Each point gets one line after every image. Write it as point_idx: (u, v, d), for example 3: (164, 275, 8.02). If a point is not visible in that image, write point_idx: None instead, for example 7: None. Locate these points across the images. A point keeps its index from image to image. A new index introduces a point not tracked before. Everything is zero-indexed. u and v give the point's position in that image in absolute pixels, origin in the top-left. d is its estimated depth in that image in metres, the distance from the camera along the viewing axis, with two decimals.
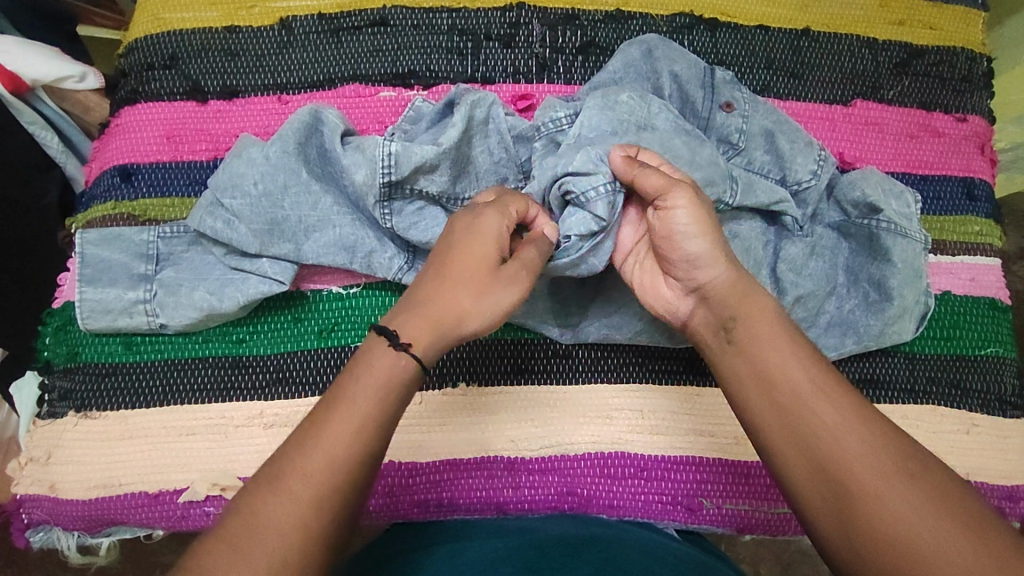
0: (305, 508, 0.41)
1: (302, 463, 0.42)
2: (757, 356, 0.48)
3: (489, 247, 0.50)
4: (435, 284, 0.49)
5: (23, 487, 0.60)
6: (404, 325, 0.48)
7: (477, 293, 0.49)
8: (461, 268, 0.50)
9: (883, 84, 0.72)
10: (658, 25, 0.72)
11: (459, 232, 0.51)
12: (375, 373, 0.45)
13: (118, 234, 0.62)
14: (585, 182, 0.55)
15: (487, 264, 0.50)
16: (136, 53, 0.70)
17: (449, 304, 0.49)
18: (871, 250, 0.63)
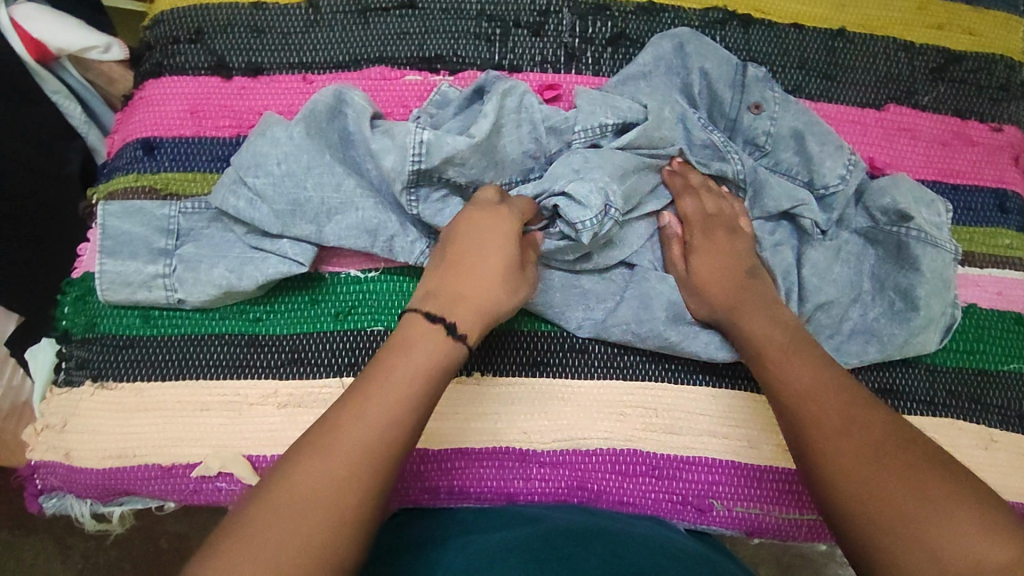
0: (358, 467, 0.42)
1: (352, 425, 0.43)
2: (793, 370, 0.52)
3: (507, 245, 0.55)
4: (466, 274, 0.53)
5: (38, 453, 0.61)
6: (454, 311, 0.51)
7: (501, 287, 0.54)
8: (488, 263, 0.54)
9: (918, 89, 0.71)
10: (691, 18, 0.71)
11: (479, 228, 0.55)
12: (419, 350, 0.48)
13: (140, 207, 0.62)
14: (578, 211, 0.57)
15: (508, 260, 0.55)
16: (163, 26, 0.70)
17: (481, 297, 0.53)
18: (898, 258, 0.62)
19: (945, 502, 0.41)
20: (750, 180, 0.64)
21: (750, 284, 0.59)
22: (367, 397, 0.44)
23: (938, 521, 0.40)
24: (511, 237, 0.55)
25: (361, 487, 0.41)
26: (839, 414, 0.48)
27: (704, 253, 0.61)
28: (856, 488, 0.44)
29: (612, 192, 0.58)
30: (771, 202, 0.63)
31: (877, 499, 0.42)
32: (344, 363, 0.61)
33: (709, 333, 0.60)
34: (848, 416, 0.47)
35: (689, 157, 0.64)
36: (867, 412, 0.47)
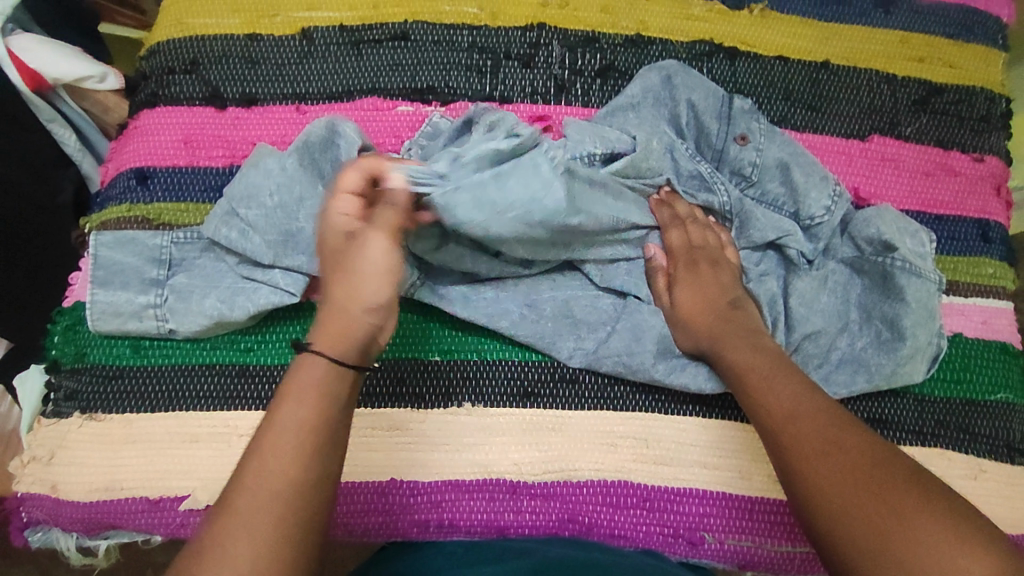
0: (264, 526, 0.40)
1: (251, 485, 0.41)
2: (776, 393, 0.52)
3: (318, 235, 0.53)
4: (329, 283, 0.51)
5: (24, 485, 0.60)
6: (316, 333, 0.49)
7: (349, 271, 0.51)
8: (333, 263, 0.52)
9: (901, 120, 0.72)
10: (678, 51, 0.73)
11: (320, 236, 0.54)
12: (305, 384, 0.46)
13: (132, 238, 0.62)
14: (579, 148, 0.63)
15: (336, 250, 0.52)
16: (158, 57, 0.71)
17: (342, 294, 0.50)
18: (884, 288, 0.63)
19: (935, 523, 0.40)
20: (735, 212, 0.65)
21: (734, 314, 0.59)
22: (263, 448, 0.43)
23: (931, 544, 0.39)
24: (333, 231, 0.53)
25: (271, 543, 0.40)
26: (821, 438, 0.47)
27: (691, 285, 0.61)
28: (846, 515, 0.43)
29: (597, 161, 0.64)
30: (757, 233, 0.64)
31: (869, 528, 0.42)
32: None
33: (697, 365, 0.61)
34: (831, 440, 0.47)
35: (677, 187, 0.65)
36: (848, 434, 0.47)
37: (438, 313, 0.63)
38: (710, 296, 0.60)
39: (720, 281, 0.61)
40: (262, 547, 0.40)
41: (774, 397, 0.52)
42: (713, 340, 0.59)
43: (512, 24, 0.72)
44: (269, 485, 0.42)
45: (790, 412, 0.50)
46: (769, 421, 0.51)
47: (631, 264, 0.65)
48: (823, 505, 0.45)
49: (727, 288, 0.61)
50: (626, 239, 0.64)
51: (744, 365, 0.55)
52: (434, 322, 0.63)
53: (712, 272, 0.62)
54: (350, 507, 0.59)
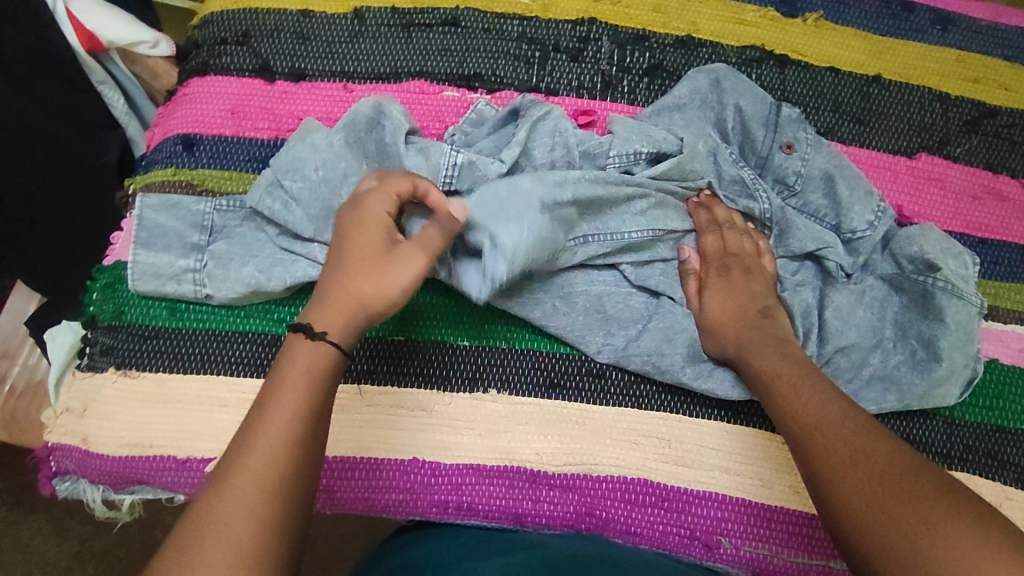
0: (256, 500, 0.42)
1: (243, 462, 0.43)
2: (802, 400, 0.52)
3: (376, 234, 0.52)
4: (349, 265, 0.51)
5: (56, 435, 0.62)
6: (322, 311, 0.50)
7: (378, 277, 0.51)
8: (358, 258, 0.51)
9: (951, 140, 0.71)
10: (728, 55, 0.72)
11: (347, 223, 0.53)
12: (295, 367, 0.47)
13: (176, 202, 0.63)
14: (620, 146, 0.63)
15: (377, 249, 0.51)
16: (211, 27, 0.72)
17: (357, 289, 0.50)
18: (922, 307, 0.62)
19: (965, 532, 0.39)
20: (776, 221, 0.64)
21: (763, 323, 0.59)
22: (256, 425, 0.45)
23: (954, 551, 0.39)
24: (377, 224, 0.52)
25: (264, 514, 0.42)
26: (850, 448, 0.47)
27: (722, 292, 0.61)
28: (882, 524, 0.43)
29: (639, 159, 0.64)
30: (797, 242, 0.64)
31: (903, 539, 0.41)
32: (360, 369, 0.61)
33: (725, 371, 0.60)
34: (860, 447, 0.47)
35: (717, 191, 0.65)
36: (874, 442, 0.47)
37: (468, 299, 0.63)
38: (742, 302, 0.60)
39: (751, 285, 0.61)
40: (255, 520, 0.42)
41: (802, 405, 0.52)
42: (742, 347, 0.58)
43: (563, 18, 0.72)
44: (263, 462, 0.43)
45: (817, 421, 0.50)
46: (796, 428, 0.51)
47: (667, 264, 0.64)
48: (856, 516, 0.44)
49: (760, 296, 0.61)
50: (662, 238, 0.64)
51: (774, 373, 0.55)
52: (465, 307, 0.63)
53: (743, 277, 0.61)
54: (371, 482, 0.60)
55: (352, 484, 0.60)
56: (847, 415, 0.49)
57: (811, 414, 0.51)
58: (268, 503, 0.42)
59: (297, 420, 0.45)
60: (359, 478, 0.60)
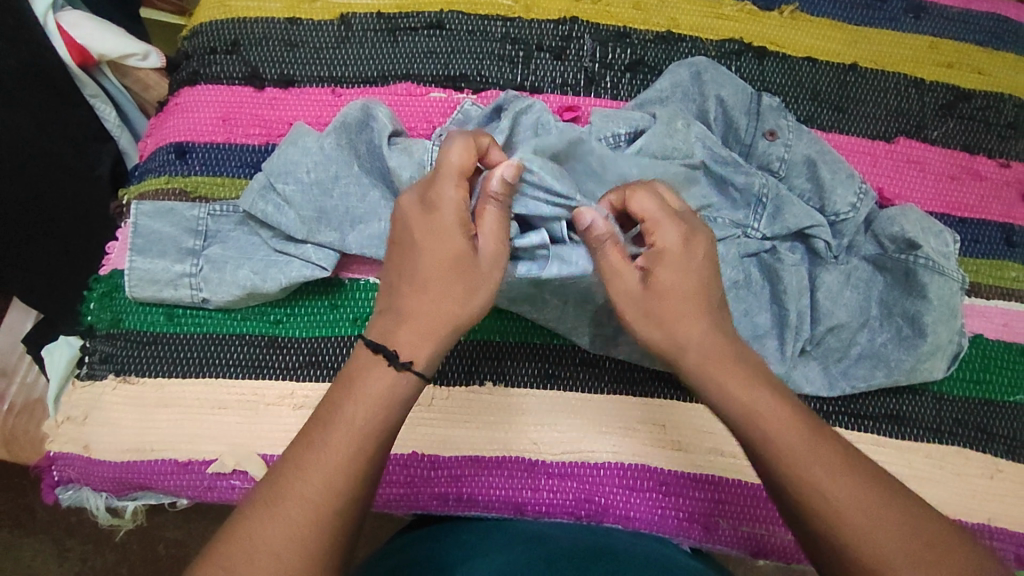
0: (307, 531, 0.42)
1: (299, 486, 0.42)
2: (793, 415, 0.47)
3: (452, 237, 0.49)
4: (424, 284, 0.48)
5: (57, 445, 0.62)
6: (400, 340, 0.47)
7: (460, 288, 0.48)
8: (434, 268, 0.49)
9: (927, 124, 0.73)
10: (708, 49, 0.74)
11: (420, 227, 0.49)
12: (365, 387, 0.46)
13: (171, 208, 0.64)
14: (600, 131, 0.65)
15: (461, 258, 0.49)
16: (201, 37, 0.73)
17: (439, 302, 0.48)
18: (906, 286, 0.63)
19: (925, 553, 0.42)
20: (771, 198, 0.64)
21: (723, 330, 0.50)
22: (311, 444, 0.44)
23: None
24: (457, 231, 0.49)
25: (303, 548, 0.41)
26: (819, 472, 0.44)
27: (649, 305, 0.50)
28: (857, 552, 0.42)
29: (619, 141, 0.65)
30: (791, 219, 0.64)
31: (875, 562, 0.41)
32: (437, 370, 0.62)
33: None
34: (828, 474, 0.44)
35: (711, 168, 0.64)
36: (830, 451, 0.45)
37: None
38: (675, 311, 0.49)
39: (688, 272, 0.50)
40: (297, 552, 0.41)
41: (776, 431, 0.45)
42: (702, 356, 0.49)
43: (545, 17, 0.74)
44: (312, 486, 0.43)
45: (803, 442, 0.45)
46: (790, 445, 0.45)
47: None
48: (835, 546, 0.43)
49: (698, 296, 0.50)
50: None
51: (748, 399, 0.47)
52: None
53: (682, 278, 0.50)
54: None
55: None
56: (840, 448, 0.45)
57: (790, 444, 0.45)
58: (314, 529, 0.42)
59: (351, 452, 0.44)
60: None
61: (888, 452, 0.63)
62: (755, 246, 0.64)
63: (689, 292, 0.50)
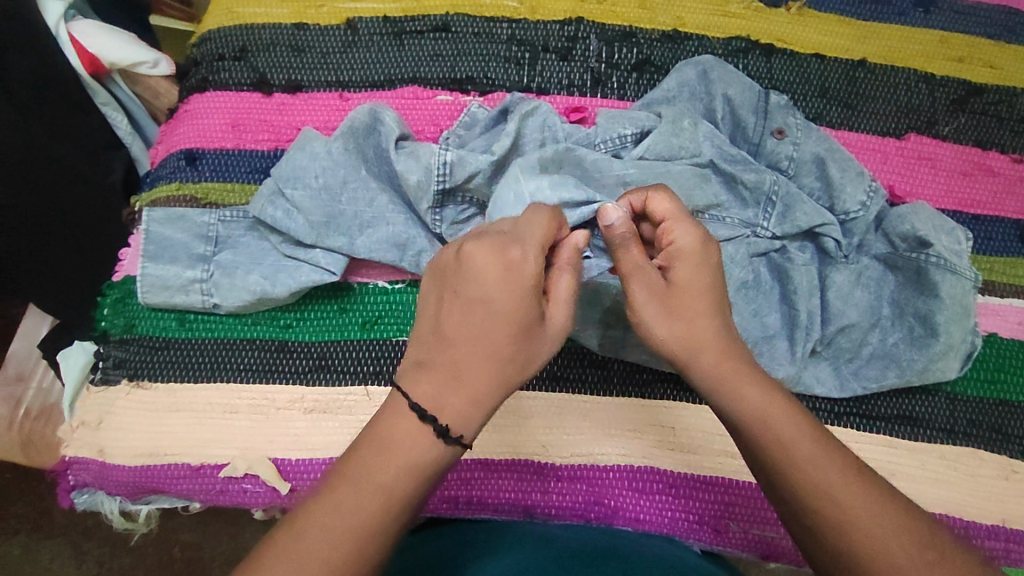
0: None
1: (315, 533, 0.39)
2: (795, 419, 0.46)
3: (526, 301, 0.46)
4: (485, 346, 0.45)
5: (73, 449, 0.63)
6: (451, 410, 0.44)
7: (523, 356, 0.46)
8: (501, 331, 0.45)
9: (938, 119, 0.72)
10: (715, 47, 0.73)
11: (488, 283, 0.45)
12: (398, 445, 0.43)
13: (181, 215, 0.65)
14: (606, 131, 0.65)
15: (526, 319, 0.46)
16: (209, 44, 0.73)
17: (504, 370, 0.46)
18: (918, 284, 0.63)
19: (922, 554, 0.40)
20: (781, 196, 0.64)
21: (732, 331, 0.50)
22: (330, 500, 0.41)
23: None
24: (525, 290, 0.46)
25: None
26: (817, 470, 0.43)
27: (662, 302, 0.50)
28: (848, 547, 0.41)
29: (624, 144, 0.65)
30: (802, 217, 0.64)
31: (865, 558, 0.41)
32: None
33: None
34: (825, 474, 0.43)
35: (721, 164, 0.64)
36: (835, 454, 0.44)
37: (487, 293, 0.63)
38: (680, 306, 0.49)
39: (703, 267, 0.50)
40: None
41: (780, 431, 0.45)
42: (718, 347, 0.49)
43: (551, 18, 0.73)
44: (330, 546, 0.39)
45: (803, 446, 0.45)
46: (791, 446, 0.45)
47: None
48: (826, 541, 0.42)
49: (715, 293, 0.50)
50: None
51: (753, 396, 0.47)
52: None
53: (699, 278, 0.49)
54: None
55: None
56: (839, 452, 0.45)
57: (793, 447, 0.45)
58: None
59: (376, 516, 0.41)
60: None
61: (899, 452, 0.63)
62: (764, 246, 0.64)
63: (703, 288, 0.49)
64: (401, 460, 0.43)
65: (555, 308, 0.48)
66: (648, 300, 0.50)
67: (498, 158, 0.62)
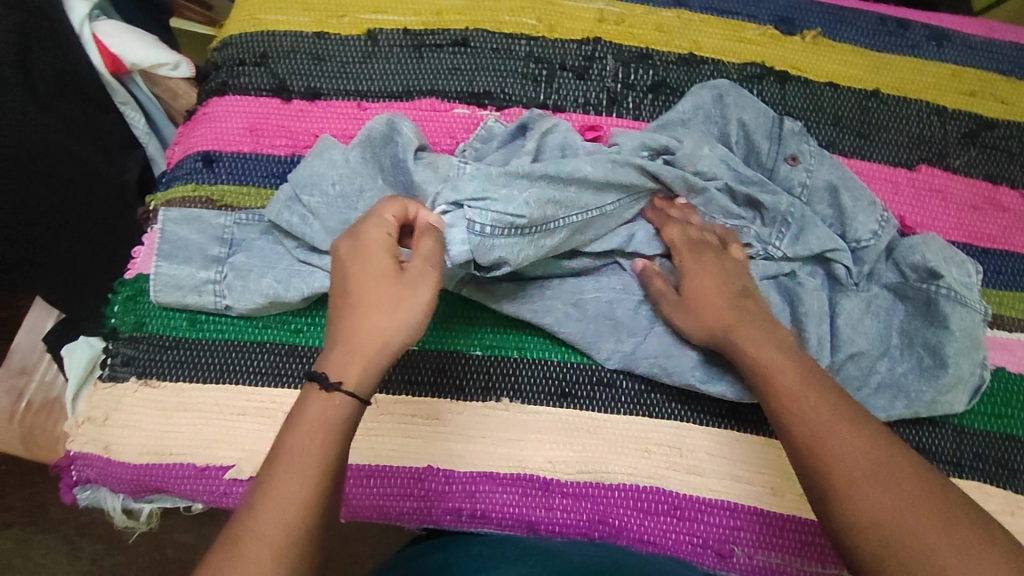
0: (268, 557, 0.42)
1: (255, 519, 0.44)
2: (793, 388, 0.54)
3: (383, 256, 0.52)
4: (357, 309, 0.51)
5: (78, 445, 0.63)
6: (335, 364, 0.49)
7: (393, 305, 0.51)
8: (369, 290, 0.51)
9: (949, 152, 0.73)
10: (730, 71, 0.74)
11: (350, 259, 0.52)
12: (307, 419, 0.47)
13: (197, 216, 0.66)
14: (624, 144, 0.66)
15: (386, 273, 0.51)
16: (230, 49, 0.74)
17: (378, 326, 0.50)
18: (927, 315, 0.63)
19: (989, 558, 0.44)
20: (795, 217, 0.65)
21: (744, 304, 0.60)
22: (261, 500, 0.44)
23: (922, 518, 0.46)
24: (382, 250, 0.52)
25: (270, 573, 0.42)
26: (821, 432, 0.50)
27: (679, 314, 0.61)
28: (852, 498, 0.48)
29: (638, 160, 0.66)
30: (813, 241, 0.64)
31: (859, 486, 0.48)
32: (452, 385, 0.63)
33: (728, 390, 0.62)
34: (832, 435, 0.50)
35: (734, 187, 0.66)
36: (894, 455, 0.49)
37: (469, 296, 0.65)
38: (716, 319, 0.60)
39: (713, 278, 0.61)
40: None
41: (795, 404, 0.53)
42: (729, 331, 0.59)
43: (569, 38, 0.75)
44: (271, 543, 0.43)
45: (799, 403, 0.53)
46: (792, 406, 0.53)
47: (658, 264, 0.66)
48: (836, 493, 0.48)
49: (726, 292, 0.60)
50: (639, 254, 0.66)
51: (785, 400, 0.53)
52: (491, 313, 0.65)
53: (709, 290, 0.61)
54: (386, 490, 0.61)
55: (367, 492, 0.61)
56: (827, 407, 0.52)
57: (834, 448, 0.50)
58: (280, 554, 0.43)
59: (307, 495, 0.45)
60: (373, 487, 0.61)
61: None
62: (773, 268, 0.65)
63: (714, 295, 0.60)
64: (314, 427, 0.47)
65: (418, 264, 0.52)
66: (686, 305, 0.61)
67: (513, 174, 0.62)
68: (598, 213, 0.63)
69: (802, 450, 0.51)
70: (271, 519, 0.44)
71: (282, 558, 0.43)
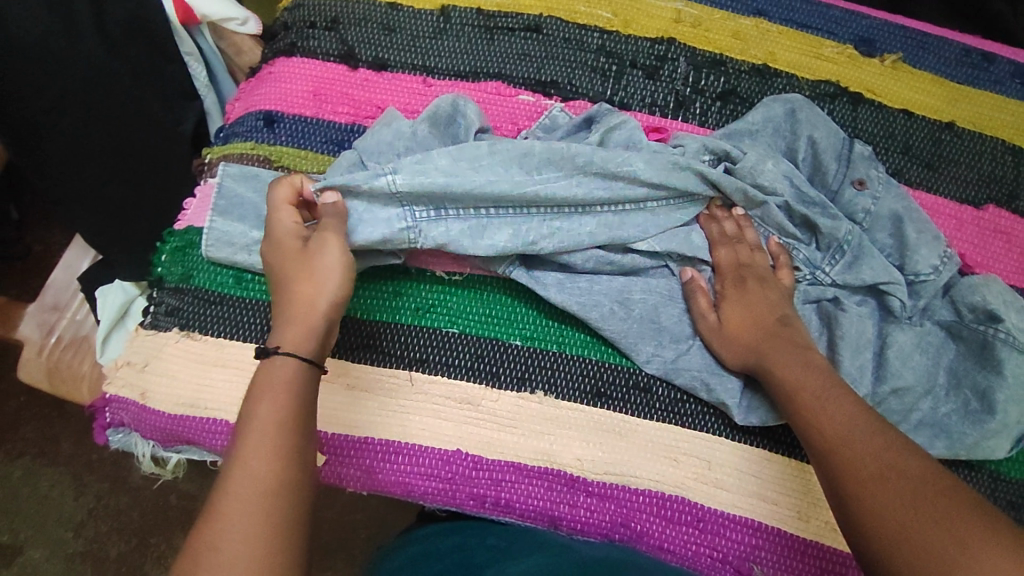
0: (254, 509, 0.43)
1: (236, 477, 0.45)
2: (812, 403, 0.54)
3: (286, 240, 0.57)
4: (285, 288, 0.55)
5: (114, 387, 0.64)
6: (280, 334, 0.52)
7: (311, 272, 0.55)
8: (291, 270, 0.55)
9: (1020, 195, 0.71)
10: (803, 87, 0.72)
11: (271, 253, 0.57)
12: (268, 384, 0.50)
13: (256, 174, 0.66)
14: (694, 148, 0.65)
15: (297, 251, 0.56)
16: (301, 10, 0.74)
17: (309, 293, 0.54)
18: (981, 358, 0.62)
19: (1000, 553, 0.41)
20: (852, 246, 0.64)
21: (783, 330, 0.60)
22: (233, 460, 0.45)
23: (933, 526, 0.44)
24: (291, 237, 0.57)
25: (260, 526, 0.43)
26: (836, 442, 0.51)
27: (718, 338, 0.61)
28: (860, 511, 0.47)
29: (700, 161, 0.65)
30: (868, 271, 0.63)
31: (861, 492, 0.48)
32: (487, 371, 0.63)
33: (767, 412, 0.61)
34: (848, 443, 0.50)
35: (797, 207, 0.64)
36: (907, 461, 0.48)
37: (508, 282, 0.65)
38: (753, 334, 0.60)
39: (753, 305, 0.61)
40: (255, 533, 0.43)
41: (816, 415, 0.53)
42: (766, 353, 0.59)
43: (642, 35, 0.73)
44: (253, 491, 0.44)
45: (823, 419, 0.53)
46: (809, 419, 0.54)
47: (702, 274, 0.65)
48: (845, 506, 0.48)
49: (766, 318, 0.60)
50: (688, 261, 0.65)
51: (803, 410, 0.54)
52: (533, 305, 0.65)
53: (747, 318, 0.61)
54: (412, 468, 0.61)
55: (394, 468, 0.61)
56: (848, 417, 0.52)
57: (848, 455, 0.50)
58: (269, 502, 0.44)
59: (281, 447, 0.46)
60: (400, 463, 0.61)
61: None
62: (819, 293, 0.64)
63: (756, 320, 0.60)
64: (274, 387, 0.49)
65: (323, 233, 0.56)
66: (738, 321, 0.61)
67: (526, 196, 0.61)
68: (637, 208, 0.63)
69: (824, 459, 0.51)
70: (250, 475, 0.45)
71: (268, 505, 0.44)
